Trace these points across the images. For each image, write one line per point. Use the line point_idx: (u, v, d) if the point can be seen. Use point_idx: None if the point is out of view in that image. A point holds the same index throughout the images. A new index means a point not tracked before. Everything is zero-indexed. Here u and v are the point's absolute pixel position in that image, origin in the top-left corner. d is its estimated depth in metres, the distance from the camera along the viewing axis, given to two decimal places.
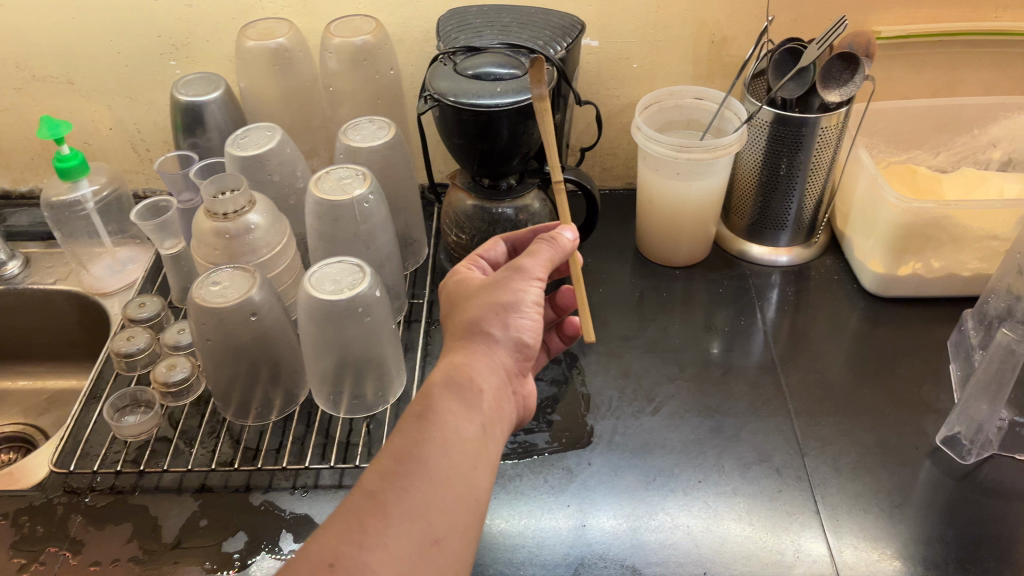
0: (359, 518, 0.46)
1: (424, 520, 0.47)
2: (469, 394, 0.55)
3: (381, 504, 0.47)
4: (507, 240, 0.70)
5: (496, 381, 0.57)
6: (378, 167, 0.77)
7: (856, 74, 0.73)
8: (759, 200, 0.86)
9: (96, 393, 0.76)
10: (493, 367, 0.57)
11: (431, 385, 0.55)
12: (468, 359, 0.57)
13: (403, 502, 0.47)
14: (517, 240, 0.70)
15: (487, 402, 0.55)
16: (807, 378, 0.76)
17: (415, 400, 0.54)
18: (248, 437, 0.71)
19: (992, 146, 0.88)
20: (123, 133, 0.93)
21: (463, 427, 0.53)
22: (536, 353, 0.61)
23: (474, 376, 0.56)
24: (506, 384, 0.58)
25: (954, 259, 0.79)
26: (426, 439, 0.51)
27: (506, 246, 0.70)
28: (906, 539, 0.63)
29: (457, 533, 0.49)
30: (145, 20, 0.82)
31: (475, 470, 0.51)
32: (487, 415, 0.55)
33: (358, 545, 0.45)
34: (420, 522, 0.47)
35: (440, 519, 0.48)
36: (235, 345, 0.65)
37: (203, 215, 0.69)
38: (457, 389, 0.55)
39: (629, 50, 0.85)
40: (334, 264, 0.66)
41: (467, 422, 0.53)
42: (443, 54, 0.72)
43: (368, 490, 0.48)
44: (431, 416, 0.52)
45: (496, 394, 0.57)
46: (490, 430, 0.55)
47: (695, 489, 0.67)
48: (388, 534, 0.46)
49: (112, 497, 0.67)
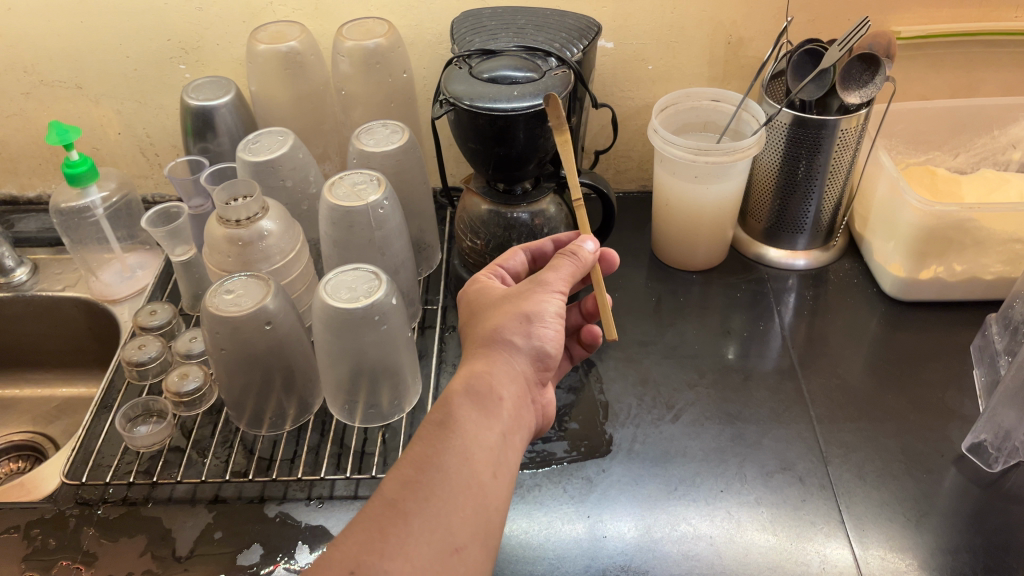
0: (380, 526, 0.46)
1: (443, 529, 0.47)
2: (490, 403, 0.54)
3: (401, 512, 0.47)
4: (528, 249, 0.69)
5: (516, 390, 0.56)
6: (392, 172, 0.76)
7: (876, 75, 0.71)
8: (777, 203, 0.85)
9: (107, 402, 0.75)
10: (513, 376, 0.56)
11: (452, 393, 0.54)
12: (489, 367, 0.55)
13: (423, 511, 0.47)
14: (538, 249, 0.69)
15: (506, 410, 0.54)
16: (828, 384, 0.75)
17: (435, 407, 0.53)
18: (262, 447, 0.70)
19: (1013, 147, 0.86)
20: (132, 137, 0.92)
21: (483, 435, 0.52)
22: (557, 363, 0.60)
23: (495, 384, 0.55)
24: (526, 394, 0.57)
25: (977, 262, 0.78)
26: (446, 448, 0.50)
27: (525, 255, 0.69)
28: (933, 549, 0.61)
29: (478, 542, 0.48)
30: (155, 24, 0.81)
31: (494, 479, 0.51)
32: (506, 425, 0.54)
33: (379, 554, 0.44)
34: (440, 530, 0.47)
35: (459, 529, 0.47)
36: (250, 354, 0.64)
37: (216, 221, 0.68)
38: (477, 397, 0.53)
39: (644, 51, 0.84)
40: (349, 271, 0.65)
41: (487, 430, 0.52)
42: (458, 57, 0.71)
43: (388, 500, 0.47)
44: (452, 424, 0.51)
45: (516, 403, 0.56)
46: (509, 441, 0.54)
47: (717, 498, 0.66)
48: (409, 541, 0.45)
49: (124, 509, 0.66)
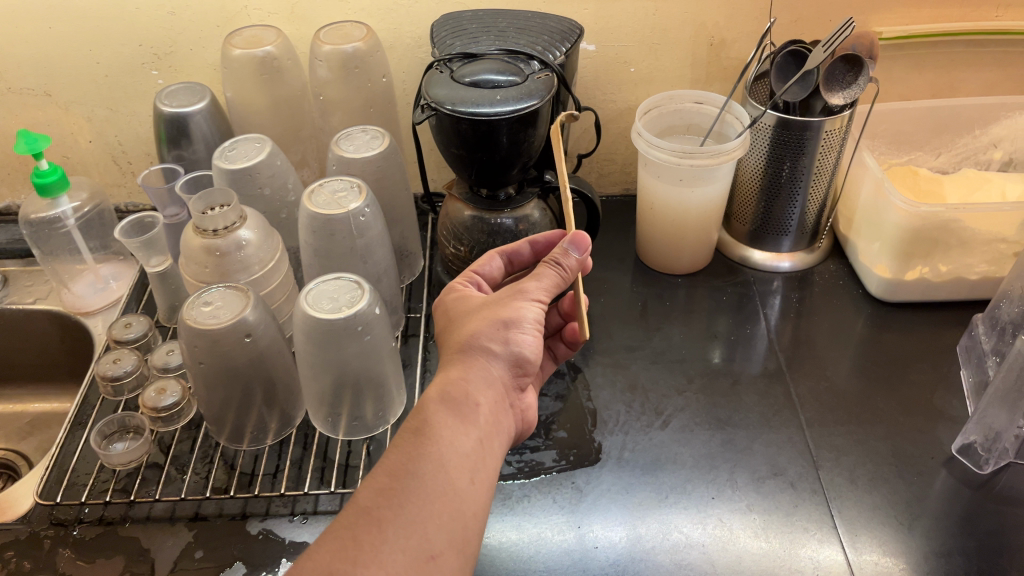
0: (354, 534, 0.45)
1: (419, 534, 0.46)
2: (466, 409, 0.52)
3: (376, 520, 0.45)
4: (504, 253, 0.67)
5: (493, 396, 0.55)
6: (373, 178, 0.75)
7: (859, 77, 0.71)
8: (761, 204, 0.85)
9: (81, 419, 0.73)
10: (490, 383, 0.55)
11: (426, 401, 0.53)
12: (465, 374, 0.54)
13: (398, 518, 0.46)
14: (514, 251, 0.68)
15: (483, 417, 0.53)
16: (817, 387, 0.75)
17: (411, 416, 0.52)
18: (243, 462, 0.69)
19: (994, 147, 0.87)
20: (104, 145, 0.90)
21: (459, 441, 0.51)
22: (536, 369, 0.58)
23: (471, 390, 0.53)
24: (503, 400, 0.56)
25: (962, 263, 0.78)
26: (422, 455, 0.49)
27: (502, 261, 0.67)
28: (926, 552, 0.61)
29: (454, 549, 0.47)
30: (126, 29, 0.79)
31: (471, 485, 0.49)
32: (484, 431, 0.53)
33: (353, 562, 0.43)
34: (416, 535, 0.45)
35: (436, 535, 0.46)
36: (228, 367, 0.62)
37: (192, 231, 0.67)
38: (453, 404, 0.52)
39: (627, 54, 0.84)
40: (330, 281, 0.64)
41: (463, 436, 0.51)
42: (438, 61, 0.69)
43: (362, 507, 0.46)
44: (427, 431, 0.50)
45: (493, 409, 0.54)
46: (487, 447, 0.53)
47: (708, 505, 0.65)
48: (383, 549, 0.44)
49: (101, 528, 0.64)
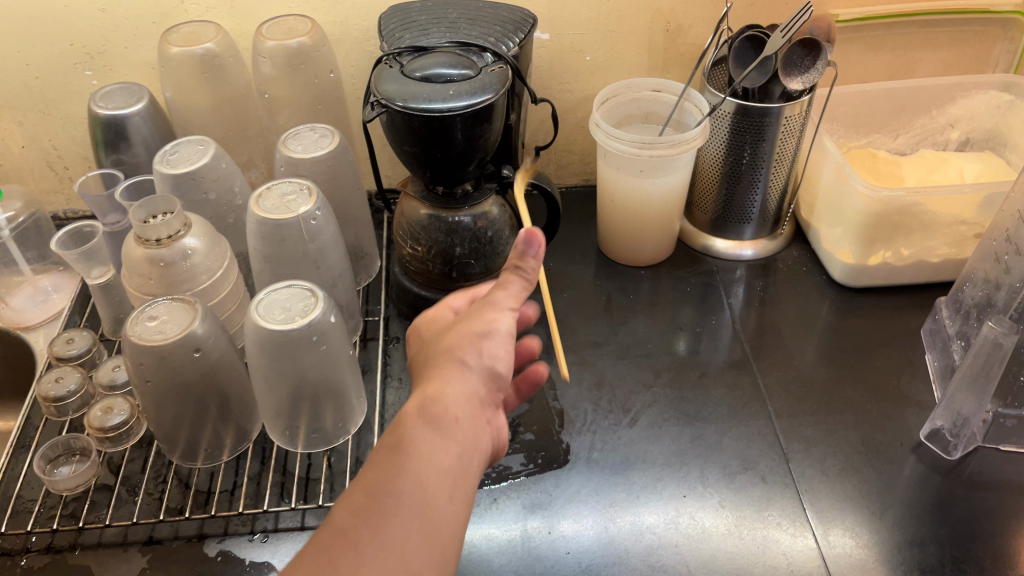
0: (329, 558, 0.43)
1: (398, 555, 0.43)
2: (443, 424, 0.49)
3: (353, 542, 0.43)
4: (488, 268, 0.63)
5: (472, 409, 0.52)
6: (323, 179, 0.72)
7: (817, 60, 0.70)
8: (723, 191, 0.83)
9: (24, 441, 0.69)
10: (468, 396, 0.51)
11: (404, 417, 0.50)
12: (442, 389, 0.51)
13: (376, 538, 0.44)
14: None
15: (462, 431, 0.50)
16: (785, 377, 0.74)
17: (390, 432, 0.49)
18: (199, 479, 0.66)
19: (951, 127, 0.86)
20: (38, 150, 0.85)
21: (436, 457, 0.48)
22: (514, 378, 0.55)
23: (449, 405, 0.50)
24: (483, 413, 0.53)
25: (923, 246, 0.78)
26: (401, 473, 0.46)
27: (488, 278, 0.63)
28: (898, 543, 0.60)
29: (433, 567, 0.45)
30: (55, 28, 0.75)
31: (450, 502, 0.47)
32: (463, 445, 0.50)
33: None
34: (395, 556, 0.43)
35: (415, 555, 0.44)
36: (178, 384, 0.59)
37: (134, 241, 0.63)
38: (431, 419, 0.49)
39: (582, 42, 0.82)
40: (281, 289, 0.61)
41: (441, 452, 0.48)
42: (388, 55, 0.67)
43: (340, 527, 0.44)
44: (405, 449, 0.48)
45: (473, 422, 0.51)
46: (467, 461, 0.50)
47: (680, 503, 0.64)
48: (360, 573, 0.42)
49: (49, 557, 0.61)
